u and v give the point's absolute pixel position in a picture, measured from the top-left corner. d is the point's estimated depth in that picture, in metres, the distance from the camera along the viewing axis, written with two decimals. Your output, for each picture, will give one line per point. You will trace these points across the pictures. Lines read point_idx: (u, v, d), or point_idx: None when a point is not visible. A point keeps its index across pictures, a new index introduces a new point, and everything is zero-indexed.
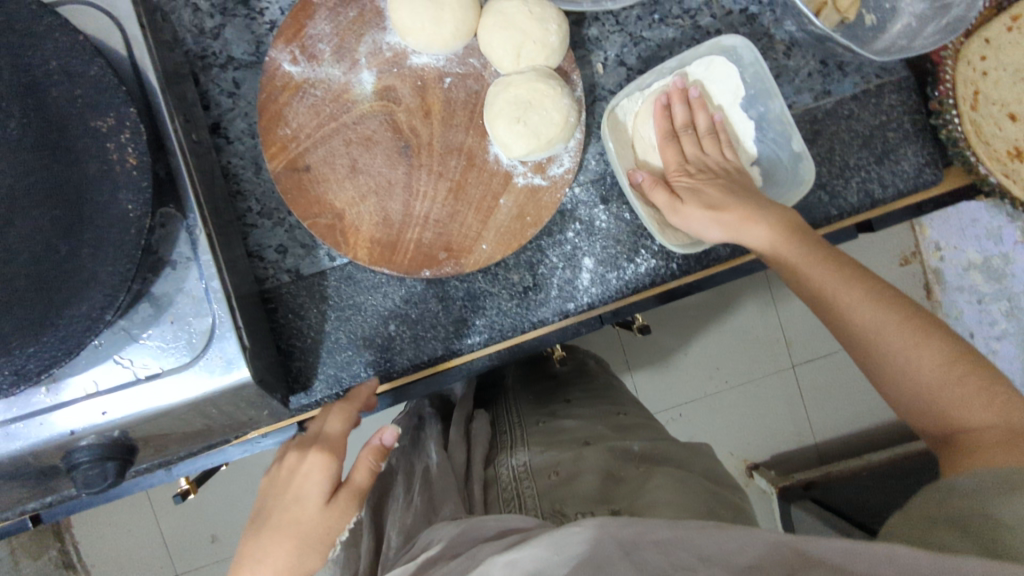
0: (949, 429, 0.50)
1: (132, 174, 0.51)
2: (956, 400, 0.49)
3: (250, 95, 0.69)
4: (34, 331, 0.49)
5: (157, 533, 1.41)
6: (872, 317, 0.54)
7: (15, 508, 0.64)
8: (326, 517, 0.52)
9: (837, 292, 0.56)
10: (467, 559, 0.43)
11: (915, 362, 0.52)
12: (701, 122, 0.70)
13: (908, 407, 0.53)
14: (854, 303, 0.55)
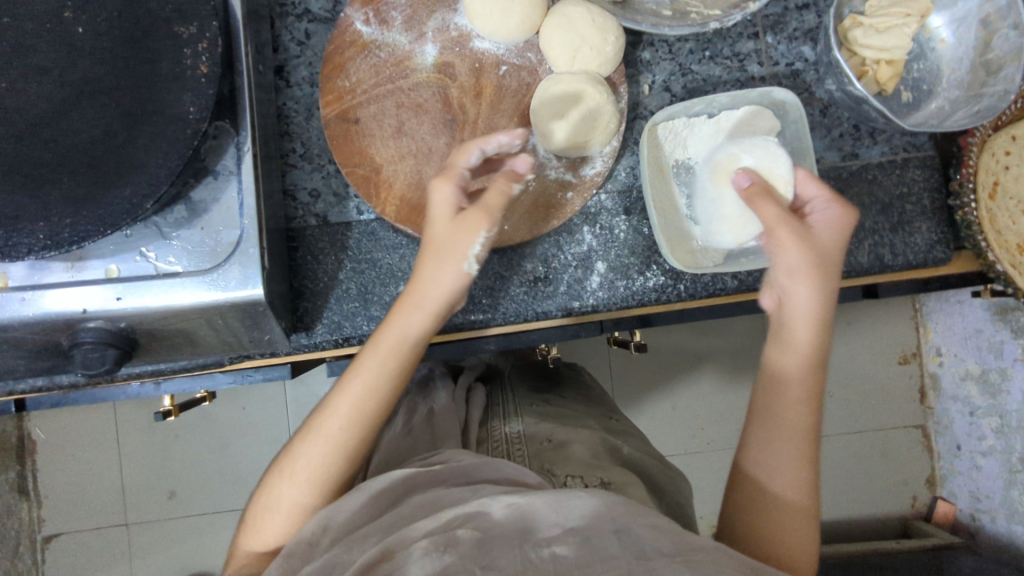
0: (774, 542, 0.54)
1: (200, 81, 0.54)
2: (798, 529, 0.55)
3: (317, 47, 0.72)
4: (78, 204, 0.52)
5: (118, 474, 1.40)
6: (800, 437, 0.58)
7: (7, 381, 0.67)
8: (437, 286, 0.56)
9: (794, 396, 0.59)
10: (467, 491, 0.48)
11: (799, 490, 0.56)
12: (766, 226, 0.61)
13: (748, 514, 0.56)
14: (797, 411, 0.58)
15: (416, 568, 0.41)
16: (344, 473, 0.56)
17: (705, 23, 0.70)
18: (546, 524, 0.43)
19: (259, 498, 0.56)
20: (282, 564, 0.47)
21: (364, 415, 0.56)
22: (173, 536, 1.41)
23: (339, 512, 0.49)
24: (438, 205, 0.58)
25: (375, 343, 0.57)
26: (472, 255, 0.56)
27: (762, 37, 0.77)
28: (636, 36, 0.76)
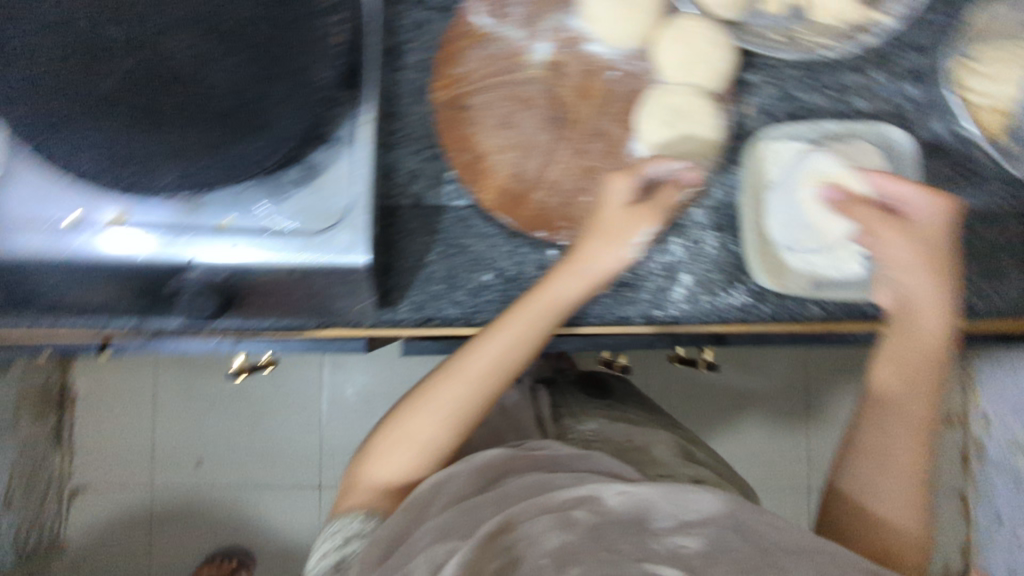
0: (893, 551, 0.60)
1: (331, 49, 0.57)
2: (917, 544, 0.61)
3: (431, 34, 0.73)
4: (202, 154, 0.54)
5: (154, 435, 1.42)
6: (914, 458, 0.62)
7: (99, 319, 0.69)
8: (600, 260, 0.63)
9: (903, 415, 0.63)
10: (572, 478, 0.53)
11: (908, 506, 0.61)
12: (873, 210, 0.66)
13: (875, 529, 0.61)
14: (906, 434, 0.63)
15: (537, 546, 0.45)
16: (477, 416, 0.63)
17: (814, 50, 0.74)
18: (662, 512, 0.48)
19: (387, 432, 0.63)
20: (400, 521, 0.52)
21: (510, 363, 0.63)
22: (199, 503, 1.42)
23: (453, 479, 0.55)
24: (612, 207, 0.65)
25: (531, 304, 0.63)
26: (637, 241, 0.64)
27: (870, 71, 0.77)
28: (744, 58, 0.76)
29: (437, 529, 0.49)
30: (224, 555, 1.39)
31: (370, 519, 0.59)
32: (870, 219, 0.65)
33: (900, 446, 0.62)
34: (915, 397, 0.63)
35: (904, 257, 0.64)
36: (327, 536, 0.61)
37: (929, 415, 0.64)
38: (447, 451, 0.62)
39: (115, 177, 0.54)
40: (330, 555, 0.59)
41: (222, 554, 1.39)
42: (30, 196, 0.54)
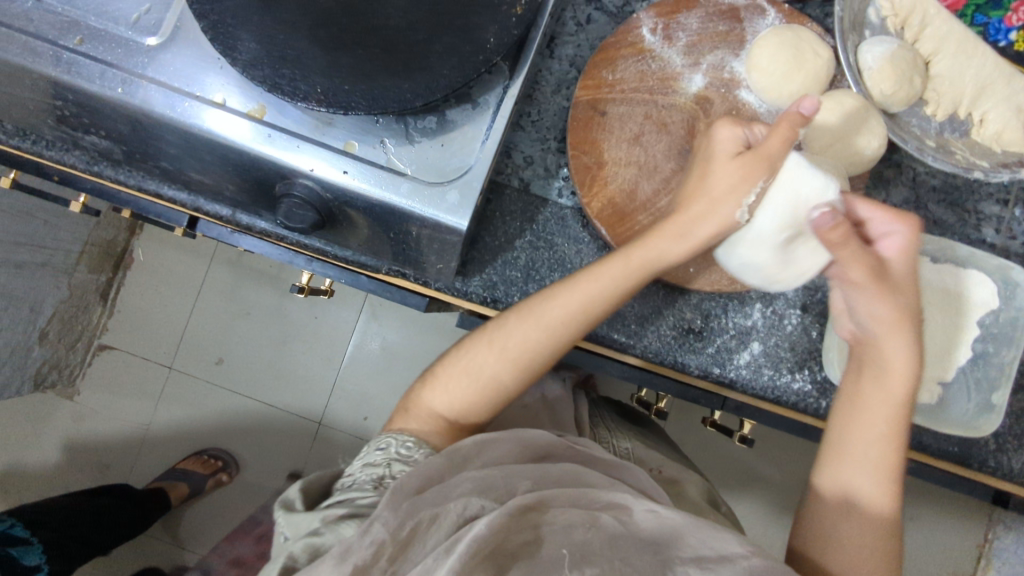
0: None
1: (511, 19, 0.56)
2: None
3: (591, 34, 0.74)
4: (360, 78, 0.56)
5: (189, 321, 1.46)
6: (886, 509, 0.61)
7: (199, 197, 0.72)
8: (705, 224, 0.62)
9: (865, 460, 0.62)
10: (605, 482, 0.58)
11: (873, 561, 0.60)
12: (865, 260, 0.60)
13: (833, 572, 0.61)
14: (875, 485, 0.61)
15: (562, 535, 0.53)
16: (544, 360, 0.65)
17: (970, 169, 0.70)
18: (680, 539, 0.54)
19: (456, 362, 0.67)
20: (442, 465, 0.56)
21: (592, 312, 0.62)
22: (209, 398, 1.46)
23: (495, 446, 0.59)
24: (721, 176, 0.61)
25: (624, 260, 0.62)
26: (744, 203, 0.62)
27: (1010, 206, 0.74)
28: (888, 152, 0.74)
29: (473, 485, 0.54)
30: (212, 455, 1.44)
31: (423, 452, 0.63)
32: (854, 258, 0.60)
33: (867, 498, 0.61)
34: (873, 434, 0.62)
35: (903, 349, 0.61)
36: (379, 448, 0.64)
37: (898, 455, 0.62)
38: (506, 386, 0.65)
39: (269, 71, 0.55)
40: (378, 467, 0.61)
41: (211, 453, 1.44)
42: (187, 68, 0.60)
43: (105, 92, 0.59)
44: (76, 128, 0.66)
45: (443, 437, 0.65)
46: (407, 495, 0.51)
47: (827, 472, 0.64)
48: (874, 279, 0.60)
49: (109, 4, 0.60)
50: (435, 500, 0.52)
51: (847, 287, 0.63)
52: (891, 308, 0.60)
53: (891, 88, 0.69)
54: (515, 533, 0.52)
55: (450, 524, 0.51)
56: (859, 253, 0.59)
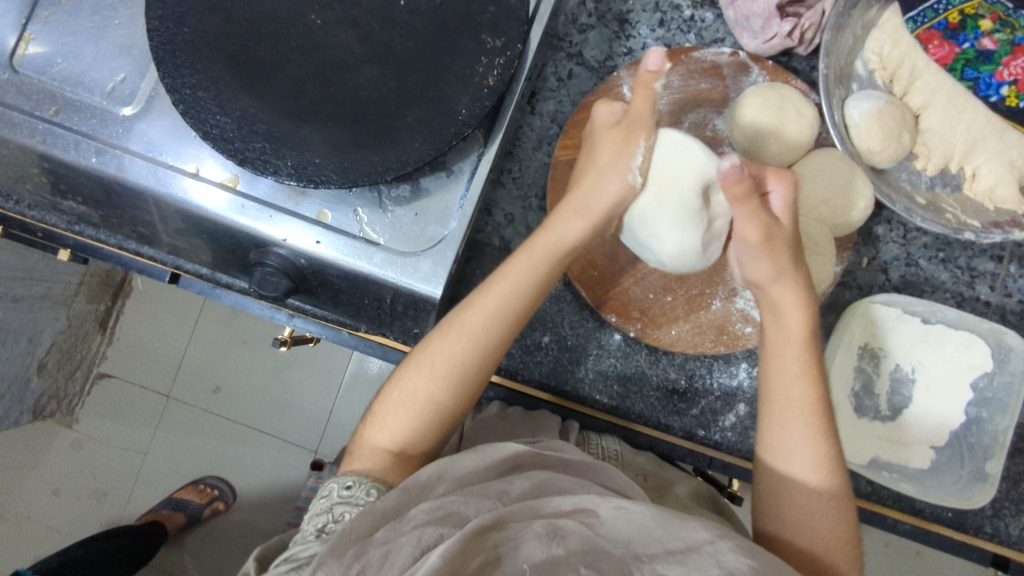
0: (825, 562, 0.52)
1: (484, 90, 0.55)
2: (841, 550, 0.53)
3: (574, 89, 0.74)
4: (330, 151, 0.55)
5: (184, 350, 1.40)
6: (823, 455, 0.55)
7: (177, 255, 0.73)
8: (599, 195, 0.60)
9: (788, 409, 0.56)
10: (575, 483, 0.53)
11: (826, 516, 0.53)
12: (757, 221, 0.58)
13: (785, 537, 0.54)
14: (804, 434, 0.55)
15: (526, 550, 0.46)
16: (478, 372, 0.58)
17: (960, 230, 0.67)
18: (648, 539, 0.48)
19: (388, 394, 0.58)
20: (397, 498, 0.49)
21: (511, 313, 0.58)
22: (201, 427, 1.40)
23: (454, 468, 0.52)
24: (605, 146, 0.62)
25: (528, 251, 0.59)
26: (636, 166, 0.61)
27: (1004, 263, 0.72)
28: (876, 209, 0.73)
29: (428, 513, 0.47)
30: (208, 484, 1.38)
31: (367, 487, 0.53)
32: (755, 215, 0.58)
33: (801, 452, 0.55)
34: (789, 382, 0.57)
35: (765, 273, 0.59)
36: (321, 496, 0.54)
37: (820, 397, 0.56)
38: (447, 409, 0.58)
39: (239, 145, 0.54)
40: (321, 515, 0.52)
41: (208, 482, 1.38)
42: (160, 137, 0.60)
43: (80, 162, 0.58)
44: (57, 194, 0.66)
45: (397, 473, 0.55)
46: (358, 538, 0.46)
47: (760, 442, 0.58)
48: (770, 242, 0.58)
49: (85, 75, 0.60)
50: (385, 536, 0.45)
51: (742, 250, 0.60)
52: (772, 262, 0.58)
53: (879, 144, 0.68)
54: (472, 556, 0.44)
55: (406, 558, 0.44)
56: (758, 208, 0.58)
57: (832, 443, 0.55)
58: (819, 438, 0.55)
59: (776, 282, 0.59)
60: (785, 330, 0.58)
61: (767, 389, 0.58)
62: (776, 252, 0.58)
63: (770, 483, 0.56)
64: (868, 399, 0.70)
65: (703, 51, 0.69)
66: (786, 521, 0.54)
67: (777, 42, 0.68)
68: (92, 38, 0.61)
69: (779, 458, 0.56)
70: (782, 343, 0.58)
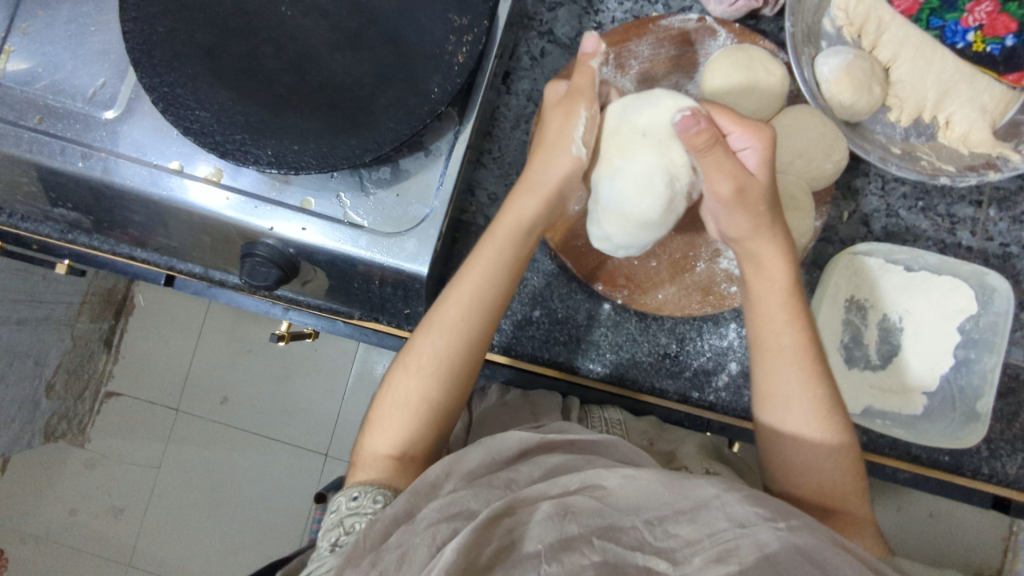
0: (833, 499, 0.54)
1: (454, 68, 0.57)
2: (848, 488, 0.54)
3: (547, 67, 0.76)
4: (307, 139, 0.56)
5: (189, 362, 1.41)
6: (820, 397, 0.55)
7: (171, 257, 0.74)
8: (552, 174, 0.62)
9: (780, 356, 0.56)
10: (579, 460, 0.51)
11: (829, 457, 0.54)
12: (727, 176, 0.56)
13: (794, 477, 0.55)
14: (798, 378, 0.56)
15: (538, 530, 0.43)
16: (464, 362, 0.58)
17: (935, 175, 0.68)
18: (656, 502, 0.45)
19: (382, 400, 0.59)
20: (407, 500, 0.47)
21: (485, 299, 0.59)
22: (209, 438, 1.40)
23: (460, 464, 0.50)
24: (551, 123, 0.63)
25: (492, 240, 0.61)
26: (579, 137, 0.62)
27: (983, 207, 0.73)
28: (854, 163, 0.74)
29: (439, 511, 0.45)
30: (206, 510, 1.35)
31: (374, 494, 0.53)
32: (722, 167, 0.55)
33: (797, 396, 0.55)
34: (778, 330, 0.57)
35: (743, 226, 0.58)
36: (330, 511, 0.54)
37: (809, 340, 0.57)
38: (441, 404, 0.58)
39: (220, 138, 0.55)
40: (333, 530, 0.52)
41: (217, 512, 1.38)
42: (144, 138, 0.61)
43: (67, 167, 0.60)
44: (49, 203, 0.68)
45: (403, 477, 0.55)
46: (373, 546, 0.44)
47: (756, 394, 0.58)
48: (743, 193, 0.56)
49: (67, 83, 0.62)
50: (400, 539, 0.44)
51: (717, 203, 0.59)
52: (749, 213, 0.57)
53: (851, 98, 0.69)
54: (486, 544, 0.43)
55: (423, 557, 0.43)
56: (726, 160, 0.55)
57: (826, 385, 0.56)
58: (813, 383, 0.55)
59: (762, 233, 0.58)
60: (772, 282, 0.58)
61: (755, 343, 0.58)
62: (750, 203, 0.57)
63: (769, 437, 0.57)
64: (857, 350, 0.71)
65: (670, 18, 0.69)
66: (793, 470, 0.55)
67: (742, 5, 0.70)
68: (71, 47, 0.63)
69: (775, 412, 0.56)
70: (764, 294, 0.59)
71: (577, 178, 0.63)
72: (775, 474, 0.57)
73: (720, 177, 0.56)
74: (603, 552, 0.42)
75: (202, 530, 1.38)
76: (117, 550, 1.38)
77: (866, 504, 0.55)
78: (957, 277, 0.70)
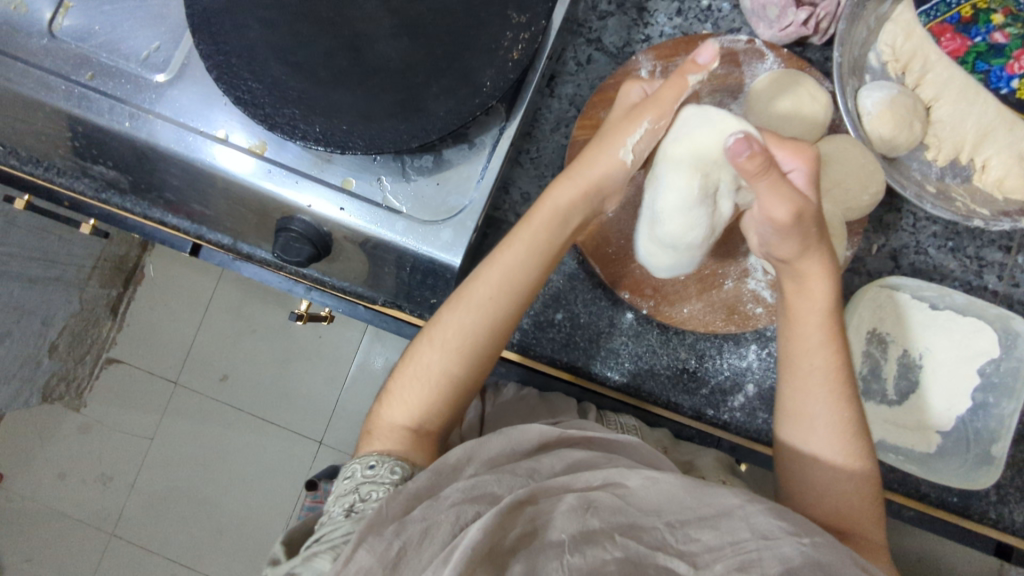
0: (849, 524, 0.54)
1: (509, 63, 0.57)
2: (866, 514, 0.54)
3: (591, 74, 0.76)
4: (356, 119, 0.56)
5: (194, 335, 1.41)
6: (845, 420, 0.55)
7: (201, 225, 0.75)
8: (596, 169, 0.62)
9: (810, 376, 0.56)
10: (602, 459, 0.50)
11: (849, 481, 0.54)
12: (782, 203, 0.54)
13: (811, 497, 0.55)
14: (825, 400, 0.56)
15: (561, 521, 0.44)
16: (488, 343, 0.58)
17: (969, 216, 0.68)
18: (678, 506, 0.45)
19: (404, 371, 0.59)
20: (428, 477, 0.47)
21: (514, 280, 0.59)
22: (206, 414, 1.40)
23: (482, 449, 0.49)
24: (615, 124, 0.64)
25: (529, 225, 0.61)
26: (630, 144, 0.62)
27: (1012, 253, 0.73)
28: (887, 197, 0.74)
29: (460, 493, 0.45)
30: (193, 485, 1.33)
31: (391, 465, 0.52)
32: (778, 189, 0.53)
33: (822, 419, 0.55)
34: (809, 350, 0.57)
35: (791, 248, 0.57)
36: (343, 477, 0.53)
37: (842, 364, 0.57)
38: (461, 382, 0.58)
39: (271, 111, 0.55)
40: (347, 496, 0.51)
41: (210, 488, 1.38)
42: (192, 104, 0.61)
43: (114, 126, 0.60)
44: (87, 160, 0.68)
45: (420, 452, 0.55)
46: (394, 517, 0.44)
47: (781, 411, 0.58)
48: (801, 216, 0.54)
49: (120, 43, 0.62)
50: (423, 514, 0.43)
51: (769, 229, 0.57)
52: (801, 236, 0.56)
53: (891, 133, 0.69)
54: (511, 527, 0.43)
55: (446, 535, 0.43)
56: (785, 186, 0.53)
57: (852, 409, 0.56)
58: (841, 405, 0.55)
59: (813, 253, 0.57)
60: (814, 301, 0.58)
61: (785, 362, 0.59)
62: (803, 225, 0.55)
63: (791, 455, 0.57)
64: (874, 383, 0.71)
65: (719, 38, 0.71)
66: (811, 490, 0.55)
67: (792, 31, 0.71)
68: (127, 8, 0.63)
69: (800, 431, 0.56)
70: (801, 313, 0.58)
71: (620, 179, 0.63)
72: (792, 494, 0.57)
73: (774, 204, 0.54)
74: (625, 549, 0.42)
75: (191, 505, 1.38)
76: (103, 517, 1.37)
77: (880, 532, 0.54)
78: (980, 319, 0.70)
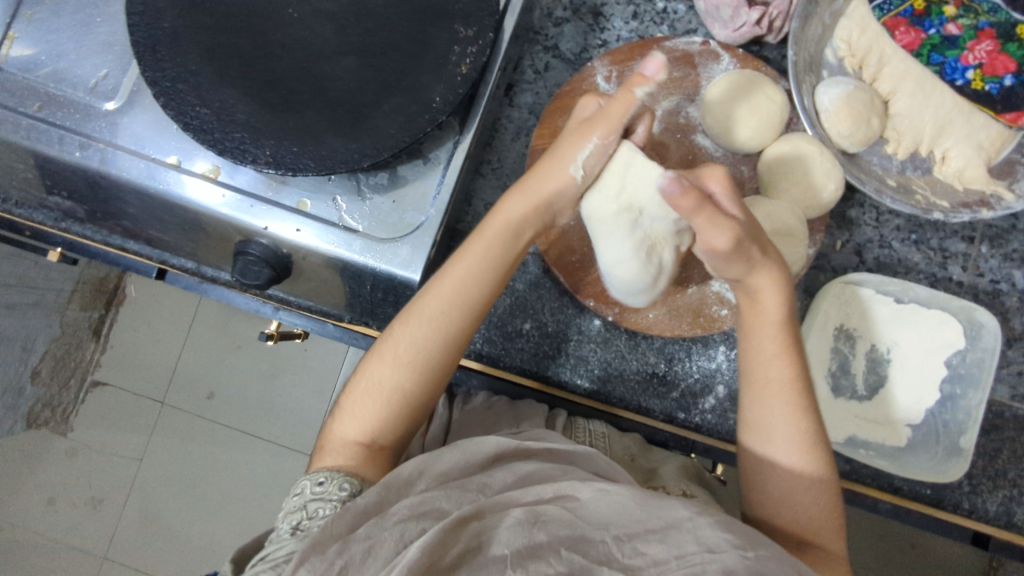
0: (807, 533, 0.54)
1: (457, 78, 0.57)
2: (824, 523, 0.54)
3: (550, 81, 0.76)
4: (305, 140, 0.56)
5: (176, 355, 1.40)
6: (803, 431, 0.55)
7: (164, 250, 0.74)
8: (548, 182, 0.62)
9: (769, 387, 0.57)
10: (557, 471, 0.50)
11: (808, 492, 0.54)
12: (717, 233, 0.55)
13: (773, 507, 0.55)
14: (784, 411, 0.56)
15: (506, 535, 0.44)
16: (440, 357, 0.58)
17: (928, 210, 0.68)
18: (628, 519, 0.45)
19: (354, 387, 0.59)
20: (378, 493, 0.46)
21: (466, 297, 0.59)
22: (191, 433, 1.39)
23: (434, 464, 0.49)
24: (567, 138, 0.63)
25: (481, 238, 0.61)
26: (580, 160, 0.62)
27: (975, 243, 0.74)
28: (850, 193, 0.75)
29: (409, 509, 0.45)
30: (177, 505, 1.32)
31: (340, 481, 0.53)
32: (715, 221, 0.55)
33: (781, 430, 0.56)
34: (768, 361, 0.57)
35: (739, 270, 0.58)
36: (293, 494, 0.54)
37: (798, 374, 0.57)
38: (414, 397, 0.58)
39: (219, 135, 0.55)
40: (295, 513, 0.52)
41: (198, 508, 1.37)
42: (144, 131, 0.61)
43: (64, 156, 0.59)
44: (45, 190, 0.68)
45: (372, 468, 0.55)
46: (337, 536, 0.44)
47: (742, 421, 0.58)
48: (741, 243, 0.55)
49: (69, 71, 0.62)
50: (367, 532, 0.43)
51: (712, 257, 0.57)
52: (738, 259, 0.56)
53: (849, 129, 0.69)
54: (454, 544, 0.43)
55: (389, 553, 0.43)
56: (717, 216, 0.55)
57: (808, 420, 0.56)
58: (797, 416, 0.56)
59: (762, 271, 0.58)
60: (769, 313, 0.58)
61: (744, 373, 0.59)
62: (745, 251, 0.56)
63: (752, 466, 0.57)
64: (844, 379, 0.71)
65: (675, 40, 0.71)
66: (772, 501, 0.55)
67: (746, 31, 0.71)
68: (76, 36, 0.63)
69: (761, 443, 0.56)
70: (756, 326, 0.59)
71: (572, 192, 0.63)
72: (756, 504, 0.57)
73: (711, 232, 0.55)
74: (569, 563, 0.42)
75: (179, 525, 1.37)
76: (91, 541, 1.36)
77: (840, 540, 0.55)
78: (946, 312, 0.70)
